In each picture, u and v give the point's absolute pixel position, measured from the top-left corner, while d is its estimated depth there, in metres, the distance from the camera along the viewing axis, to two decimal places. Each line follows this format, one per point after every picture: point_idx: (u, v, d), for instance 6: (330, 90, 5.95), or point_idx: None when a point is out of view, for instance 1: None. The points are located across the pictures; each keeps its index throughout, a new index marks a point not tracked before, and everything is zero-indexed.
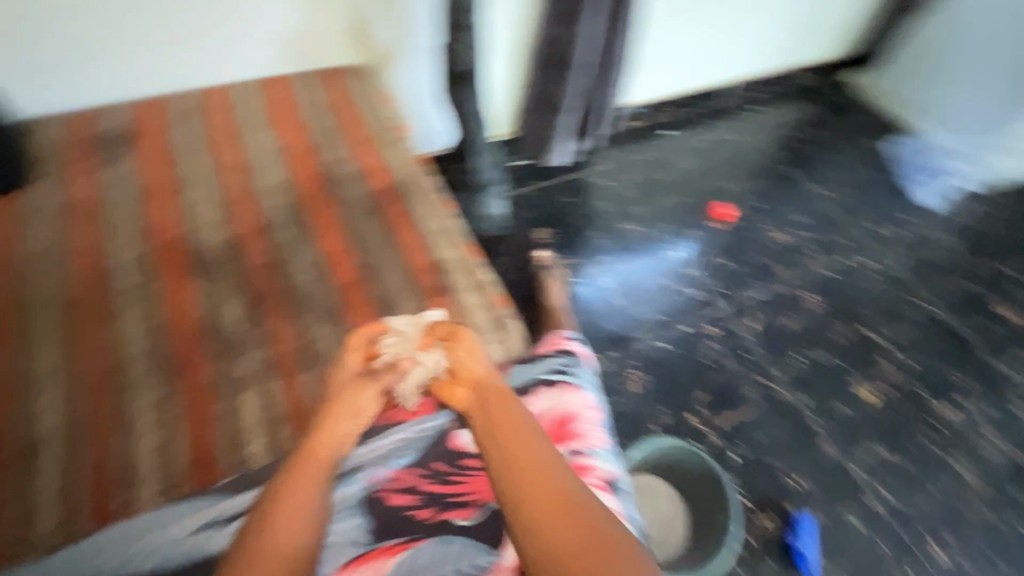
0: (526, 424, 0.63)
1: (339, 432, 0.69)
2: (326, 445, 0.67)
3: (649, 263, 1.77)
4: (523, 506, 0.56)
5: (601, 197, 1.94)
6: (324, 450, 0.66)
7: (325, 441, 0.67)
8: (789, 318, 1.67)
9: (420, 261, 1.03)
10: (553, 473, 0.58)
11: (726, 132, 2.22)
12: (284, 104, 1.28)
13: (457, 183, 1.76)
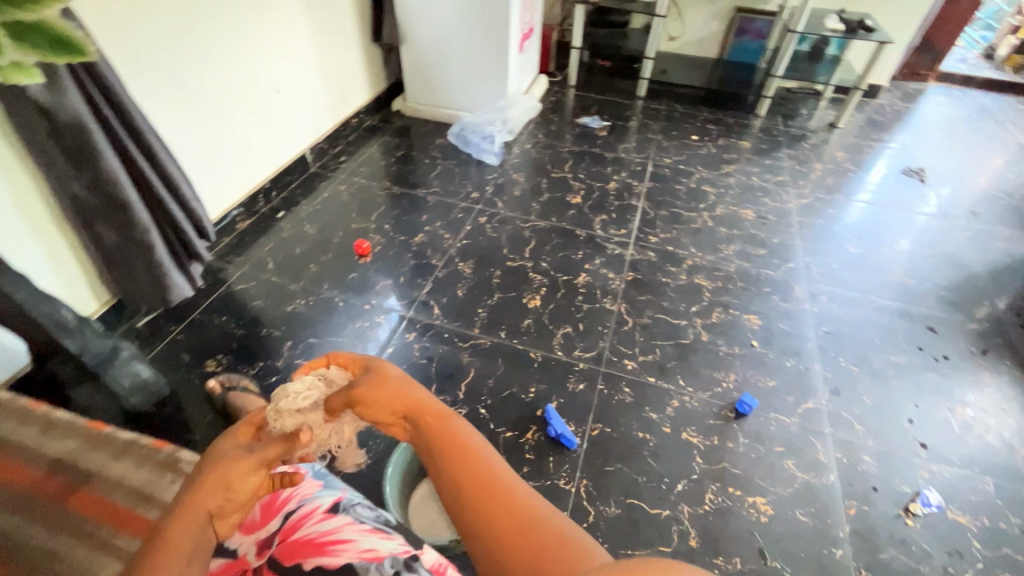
0: (468, 431, 0.67)
1: (229, 520, 0.67)
2: (219, 525, 0.66)
3: (331, 321, 1.85)
4: (479, 503, 0.60)
5: (255, 296, 1.91)
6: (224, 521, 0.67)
7: (220, 516, 0.66)
8: (459, 288, 1.98)
9: (30, 479, 0.87)
10: (489, 466, 0.62)
11: (333, 187, 2.46)
12: None
13: (72, 377, 1.48)
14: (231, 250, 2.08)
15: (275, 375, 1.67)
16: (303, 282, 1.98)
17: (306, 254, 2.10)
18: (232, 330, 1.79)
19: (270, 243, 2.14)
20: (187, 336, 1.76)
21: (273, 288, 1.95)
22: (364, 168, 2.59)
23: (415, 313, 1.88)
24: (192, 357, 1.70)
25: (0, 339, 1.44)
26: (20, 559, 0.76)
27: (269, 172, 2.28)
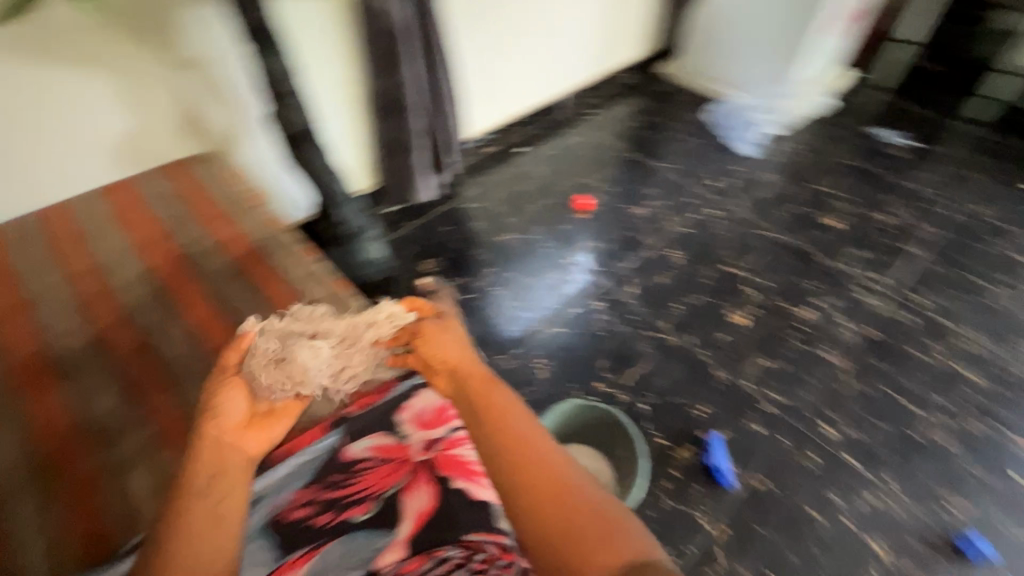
0: (506, 400, 0.72)
1: (249, 437, 0.74)
2: (233, 437, 0.73)
3: (531, 263, 1.92)
4: (510, 456, 0.66)
5: (476, 218, 2.08)
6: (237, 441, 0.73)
7: (237, 437, 0.73)
8: (662, 276, 1.87)
9: (292, 306, 1.10)
10: (526, 430, 0.68)
11: (575, 137, 2.48)
12: (131, 203, 1.31)
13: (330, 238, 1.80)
14: (471, 171, 2.28)
15: (470, 293, 1.82)
16: (519, 219, 2.09)
17: (530, 193, 2.19)
18: (450, 241, 1.99)
19: (504, 174, 2.28)
20: (416, 234, 2.01)
21: (493, 216, 2.10)
22: (610, 125, 2.55)
23: (609, 284, 1.84)
24: (414, 253, 1.95)
25: (294, 189, 1.75)
26: None
27: (525, 108, 2.39)
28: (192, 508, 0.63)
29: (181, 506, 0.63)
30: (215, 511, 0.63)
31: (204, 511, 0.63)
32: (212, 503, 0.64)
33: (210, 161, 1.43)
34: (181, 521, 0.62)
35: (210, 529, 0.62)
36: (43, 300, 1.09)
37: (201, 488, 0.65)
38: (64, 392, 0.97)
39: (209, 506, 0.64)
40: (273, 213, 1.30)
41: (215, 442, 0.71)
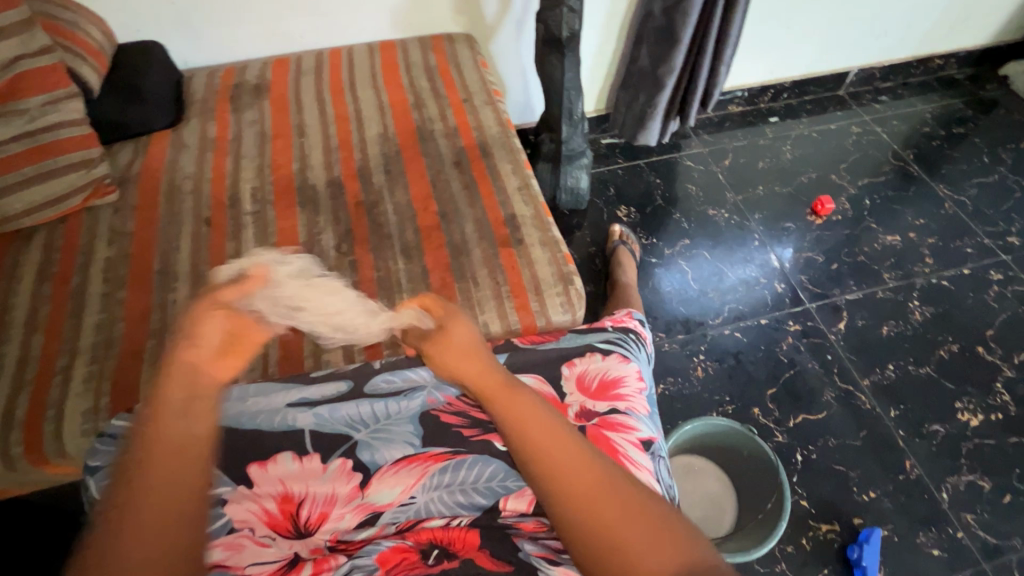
0: (519, 395, 0.62)
1: (223, 366, 0.63)
2: (211, 366, 0.62)
3: (732, 251, 1.69)
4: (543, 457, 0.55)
5: (692, 179, 1.87)
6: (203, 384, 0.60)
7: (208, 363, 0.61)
8: (888, 326, 1.52)
9: (495, 216, 1.08)
10: (552, 425, 0.58)
11: (845, 123, 2.04)
12: (392, 66, 1.38)
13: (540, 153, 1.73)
14: (706, 125, 2.01)
15: (655, 257, 1.68)
16: (739, 196, 1.82)
17: (763, 172, 1.89)
18: (654, 195, 1.83)
19: (741, 140, 1.98)
20: (623, 175, 1.88)
21: (711, 183, 1.86)
22: (898, 122, 2.03)
23: (816, 309, 1.56)
24: (614, 194, 1.83)
25: (532, 94, 1.72)
26: (460, 269, 1.01)
27: (798, 72, 2.01)
28: (148, 472, 0.50)
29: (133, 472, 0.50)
30: (176, 482, 0.51)
31: (165, 473, 0.51)
32: (168, 470, 0.51)
33: (468, 45, 1.45)
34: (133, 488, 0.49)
35: (172, 493, 0.50)
36: (305, 132, 1.22)
37: (158, 453, 0.52)
38: (298, 216, 1.07)
39: (173, 470, 0.51)
40: (505, 115, 1.28)
41: (190, 369, 0.59)
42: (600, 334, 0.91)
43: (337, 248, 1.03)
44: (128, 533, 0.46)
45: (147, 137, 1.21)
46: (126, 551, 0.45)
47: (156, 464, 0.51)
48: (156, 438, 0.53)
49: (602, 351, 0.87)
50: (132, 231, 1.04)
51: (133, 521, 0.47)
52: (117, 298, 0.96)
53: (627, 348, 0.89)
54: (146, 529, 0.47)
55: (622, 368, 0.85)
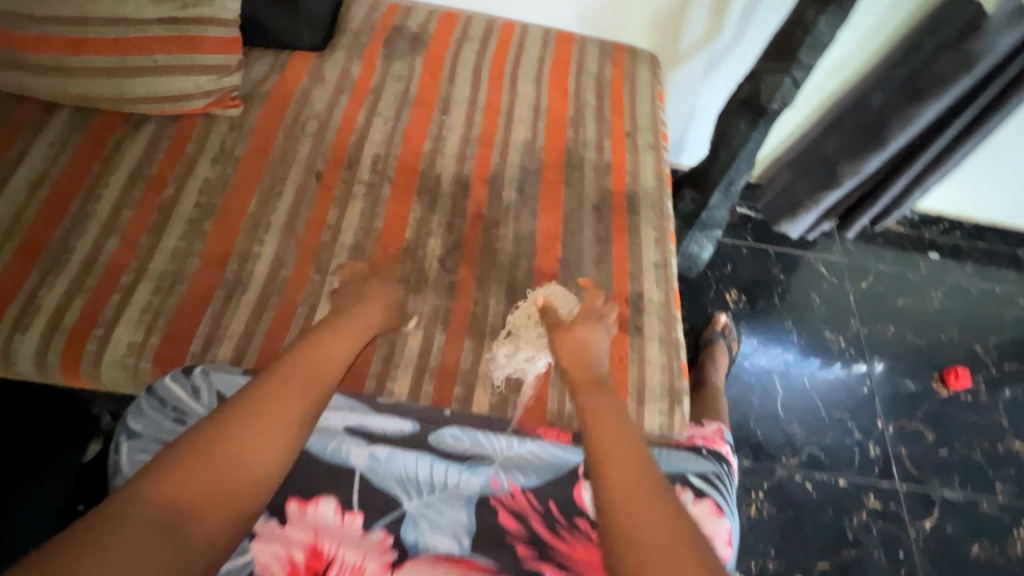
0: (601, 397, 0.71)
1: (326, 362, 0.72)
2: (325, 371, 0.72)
3: (837, 391, 1.48)
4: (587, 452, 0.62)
5: (819, 290, 1.65)
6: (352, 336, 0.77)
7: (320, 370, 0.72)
8: (978, 547, 1.32)
9: (620, 288, 0.93)
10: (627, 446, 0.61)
11: (1015, 290, 1.75)
12: (562, 64, 1.21)
13: None
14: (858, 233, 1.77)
15: (750, 363, 1.50)
16: (864, 329, 1.59)
17: (901, 313, 1.64)
18: (772, 291, 1.63)
19: (889, 265, 1.72)
20: (745, 255, 1.67)
21: (838, 302, 1.63)
22: None
23: (906, 493, 1.36)
24: (729, 272, 1.63)
25: (689, 137, 1.52)
26: None
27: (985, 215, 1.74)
28: (257, 414, 0.61)
29: (273, 384, 0.65)
30: (300, 372, 0.68)
31: (296, 382, 0.67)
32: (294, 395, 0.65)
33: (650, 69, 1.26)
34: (270, 385, 0.65)
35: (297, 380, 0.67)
36: (449, 109, 1.08)
37: (298, 376, 0.67)
38: (412, 207, 0.95)
39: (306, 376, 0.68)
40: (666, 168, 1.11)
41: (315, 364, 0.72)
42: (696, 463, 0.82)
43: (440, 259, 0.91)
44: (249, 423, 0.60)
45: (289, 55, 1.10)
46: (239, 436, 0.58)
47: (288, 387, 0.65)
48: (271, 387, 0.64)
49: (696, 492, 0.78)
50: (241, 157, 0.95)
51: (258, 415, 0.61)
52: (202, 229, 0.87)
53: (723, 489, 0.80)
54: (262, 423, 0.61)
55: (715, 525, 0.76)
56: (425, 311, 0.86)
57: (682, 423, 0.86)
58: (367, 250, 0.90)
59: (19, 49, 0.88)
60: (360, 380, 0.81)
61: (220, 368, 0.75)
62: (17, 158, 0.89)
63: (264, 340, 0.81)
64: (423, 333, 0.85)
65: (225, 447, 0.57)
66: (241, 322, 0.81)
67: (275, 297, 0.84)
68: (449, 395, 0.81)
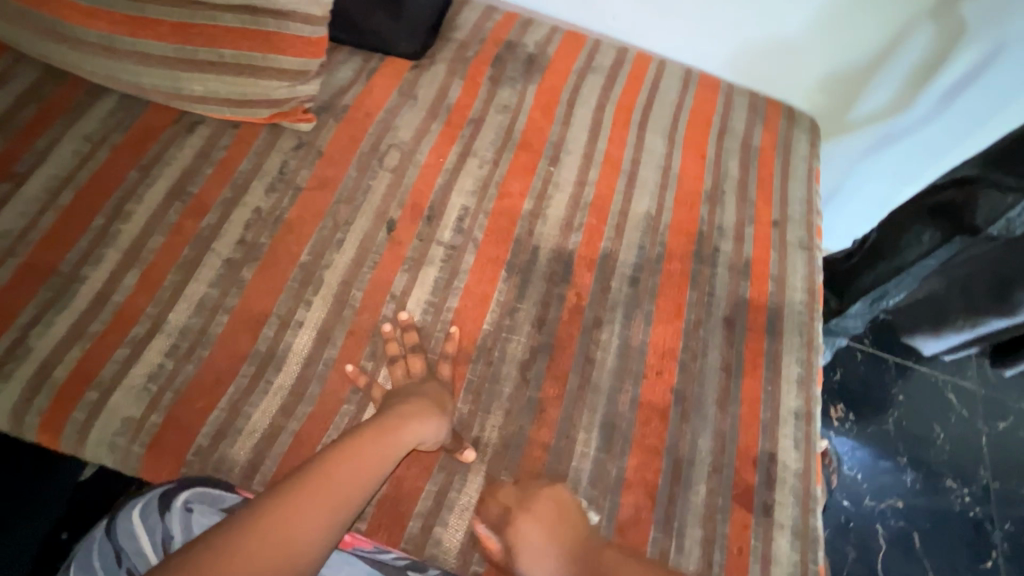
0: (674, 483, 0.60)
1: (359, 465, 0.54)
2: (360, 470, 0.53)
3: (953, 558, 1.21)
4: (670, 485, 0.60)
5: (944, 422, 1.35)
6: (396, 442, 0.58)
7: (358, 460, 0.54)
8: None
9: (748, 444, 0.71)
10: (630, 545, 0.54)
11: None
12: (702, 118, 0.98)
13: None
14: None
15: (849, 501, 1.25)
16: (996, 483, 1.30)
17: None
18: (886, 415, 1.35)
19: None
20: (861, 362, 1.40)
21: (966, 443, 1.34)
22: None
23: None
24: (837, 381, 1.38)
25: (828, 210, 1.24)
26: (667, 507, 0.66)
27: None
28: (308, 497, 0.49)
29: (291, 498, 0.48)
30: (335, 491, 0.50)
31: (324, 496, 0.50)
32: (317, 516, 0.48)
33: (810, 138, 1.01)
34: (286, 499, 0.48)
35: (328, 502, 0.49)
36: (559, 159, 0.88)
37: (334, 480, 0.51)
38: (498, 287, 0.75)
39: (336, 494, 0.51)
40: (819, 278, 0.86)
41: (365, 452, 0.55)
42: None
43: (522, 365, 0.71)
44: (257, 548, 0.44)
45: (379, 61, 0.91)
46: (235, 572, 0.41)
47: (315, 499, 0.49)
48: (316, 472, 0.51)
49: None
50: (302, 187, 0.77)
51: (267, 539, 0.44)
52: (240, 277, 0.70)
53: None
54: (271, 552, 0.44)
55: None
56: (495, 434, 0.67)
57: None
58: (436, 339, 0.71)
59: (67, 21, 0.73)
60: (402, 523, 0.61)
61: (205, 496, 0.58)
62: (45, 152, 0.74)
63: (291, 446, 0.63)
64: (488, 469, 0.65)
65: (268, 534, 0.45)
66: (266, 414, 0.64)
67: (313, 388, 0.66)
68: (512, 567, 0.61)
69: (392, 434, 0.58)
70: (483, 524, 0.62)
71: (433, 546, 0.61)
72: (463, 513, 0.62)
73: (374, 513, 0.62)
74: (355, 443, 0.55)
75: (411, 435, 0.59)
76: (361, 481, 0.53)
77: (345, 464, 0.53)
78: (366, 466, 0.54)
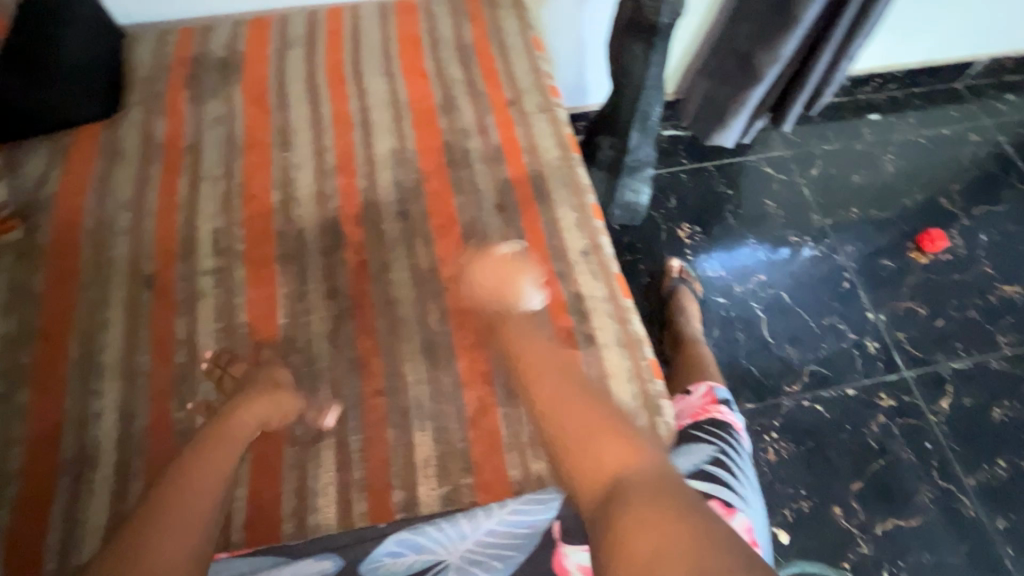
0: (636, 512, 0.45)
1: (208, 465, 0.59)
2: (210, 468, 0.59)
3: (819, 294, 1.38)
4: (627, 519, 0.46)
5: (771, 193, 1.51)
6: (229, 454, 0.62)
7: (205, 463, 0.59)
8: (1000, 409, 1.25)
9: (554, 296, 0.77)
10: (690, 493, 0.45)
11: (962, 129, 1.63)
12: (411, 41, 1.00)
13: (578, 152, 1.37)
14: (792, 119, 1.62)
15: (723, 297, 1.37)
16: (827, 219, 1.48)
17: (859, 190, 1.52)
18: (723, 212, 1.49)
19: (832, 145, 1.59)
20: (687, 181, 1.53)
21: (793, 201, 1.50)
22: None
23: (915, 380, 1.28)
24: (675, 206, 1.49)
25: (588, 70, 1.33)
26: (506, 382, 0.71)
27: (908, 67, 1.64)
28: (179, 499, 0.53)
29: (159, 507, 0.52)
30: (200, 488, 0.55)
31: (192, 494, 0.55)
32: (183, 539, 0.50)
33: (515, 13, 1.06)
34: (157, 510, 0.52)
35: (198, 496, 0.54)
36: (290, 142, 0.88)
37: (194, 482, 0.56)
38: (279, 283, 0.76)
39: (200, 488, 0.55)
40: (567, 130, 0.93)
41: (205, 458, 0.60)
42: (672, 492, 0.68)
43: (331, 337, 0.73)
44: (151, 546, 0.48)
45: (69, 137, 0.87)
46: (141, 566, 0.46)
47: (185, 500, 0.53)
48: (172, 483, 0.56)
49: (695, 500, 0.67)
50: (41, 291, 0.74)
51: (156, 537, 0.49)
52: (16, 404, 0.67)
53: (732, 461, 0.72)
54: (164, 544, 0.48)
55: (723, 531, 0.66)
56: (331, 408, 0.69)
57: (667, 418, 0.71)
58: (239, 357, 0.72)
59: None
60: (277, 527, 0.63)
61: None
62: None
63: (140, 522, 0.63)
64: (337, 439, 0.68)
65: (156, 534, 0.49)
66: (100, 508, 0.63)
67: (138, 462, 0.65)
68: (391, 503, 0.64)
69: (235, 428, 0.64)
70: (353, 486, 0.65)
71: (315, 528, 0.63)
72: (328, 487, 0.65)
73: (248, 533, 0.63)
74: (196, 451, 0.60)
75: (256, 415, 0.65)
76: (217, 479, 0.58)
77: (202, 464, 0.58)
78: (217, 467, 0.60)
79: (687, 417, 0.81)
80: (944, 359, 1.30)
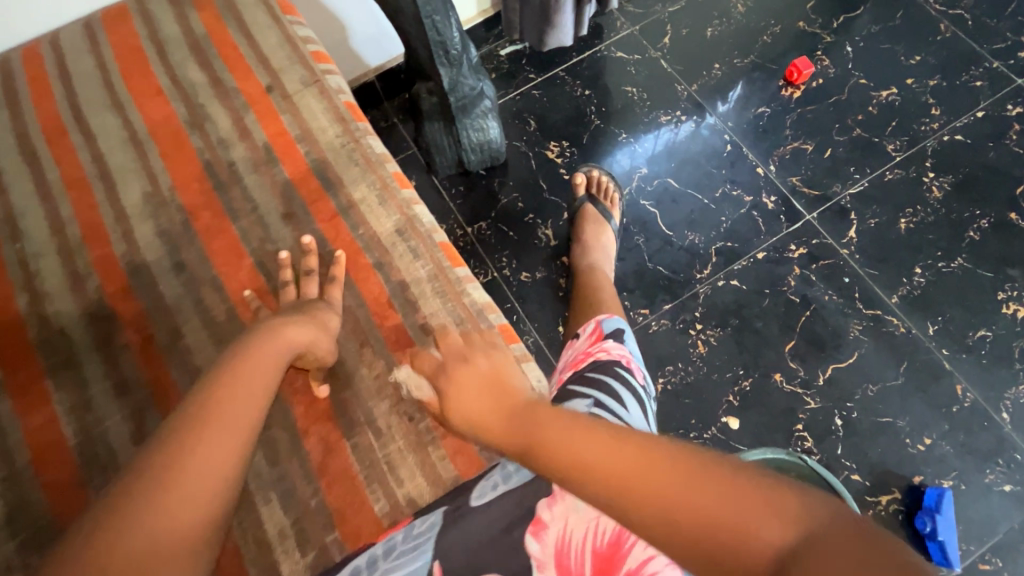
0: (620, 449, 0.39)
1: (216, 451, 0.49)
2: (213, 451, 0.49)
3: (705, 167, 1.30)
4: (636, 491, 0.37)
5: (629, 78, 1.40)
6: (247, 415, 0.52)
7: (206, 453, 0.49)
8: (905, 219, 1.22)
9: (374, 295, 0.68)
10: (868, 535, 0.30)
11: None
12: (132, 54, 0.82)
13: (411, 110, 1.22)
14: None
15: None
16: (694, 86, 1.38)
17: (717, 43, 1.41)
18: (587, 116, 1.37)
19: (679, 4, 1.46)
20: (541, 96, 1.39)
21: (654, 78, 1.39)
22: None
23: (819, 220, 1.23)
24: (536, 127, 1.37)
25: (384, 20, 1.19)
26: (346, 412, 0.63)
27: None
28: (161, 503, 0.45)
29: (139, 506, 0.44)
30: (192, 487, 0.47)
31: (182, 499, 0.46)
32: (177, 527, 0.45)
33: None
34: (138, 516, 0.44)
35: (182, 507, 0.46)
36: (20, 227, 0.72)
37: (187, 478, 0.47)
38: (56, 397, 0.64)
39: (192, 490, 0.47)
40: (342, 98, 0.79)
41: (218, 431, 0.50)
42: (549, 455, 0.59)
43: (136, 437, 0.63)
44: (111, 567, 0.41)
45: None
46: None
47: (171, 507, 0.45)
48: (166, 474, 0.46)
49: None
50: None
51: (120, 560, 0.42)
52: None
53: (614, 416, 0.63)
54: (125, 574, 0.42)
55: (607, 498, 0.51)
56: None
57: (534, 379, 0.65)
58: (32, 503, 0.60)
59: None
60: None
61: None
62: None
63: None
64: None
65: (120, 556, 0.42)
66: None
67: None
68: None
69: (247, 400, 0.52)
70: None
71: None
72: None
73: None
74: (205, 425, 0.50)
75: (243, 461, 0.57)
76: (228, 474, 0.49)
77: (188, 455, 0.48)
78: (223, 451, 0.49)
79: (567, 367, 0.74)
80: (841, 188, 1.26)
